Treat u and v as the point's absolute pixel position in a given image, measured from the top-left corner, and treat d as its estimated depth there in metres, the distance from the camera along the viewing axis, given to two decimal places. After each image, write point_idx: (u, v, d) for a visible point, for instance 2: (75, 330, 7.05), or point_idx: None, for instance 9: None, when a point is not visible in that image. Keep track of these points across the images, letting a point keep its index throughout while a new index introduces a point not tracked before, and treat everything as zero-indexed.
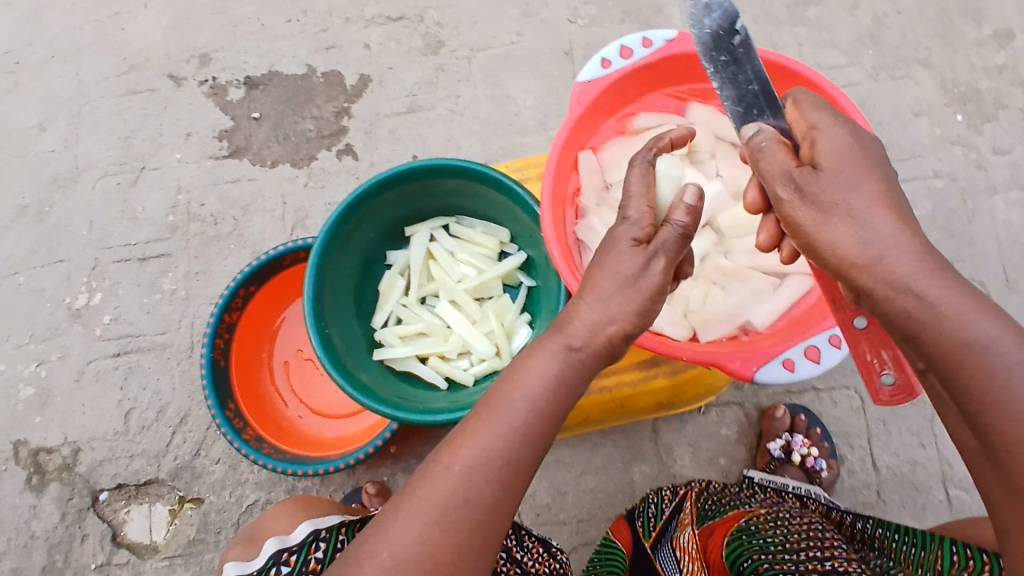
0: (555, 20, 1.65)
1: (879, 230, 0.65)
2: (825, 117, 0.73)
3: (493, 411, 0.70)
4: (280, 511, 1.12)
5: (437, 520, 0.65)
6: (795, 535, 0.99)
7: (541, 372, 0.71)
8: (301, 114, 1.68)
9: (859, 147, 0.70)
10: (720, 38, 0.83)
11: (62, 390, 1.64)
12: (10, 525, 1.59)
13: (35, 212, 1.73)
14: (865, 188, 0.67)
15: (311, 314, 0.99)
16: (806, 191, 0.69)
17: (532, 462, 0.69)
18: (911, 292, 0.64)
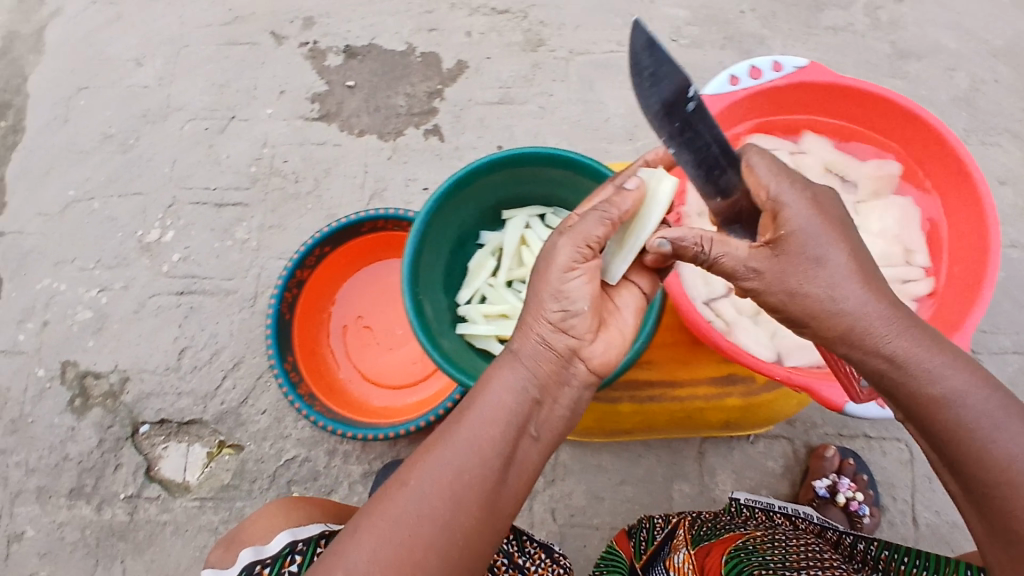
0: (658, 36, 1.69)
1: (847, 303, 0.69)
2: (786, 186, 0.73)
3: (452, 425, 0.73)
4: (262, 514, 1.05)
5: (388, 538, 0.67)
6: (793, 556, 0.97)
7: (512, 386, 0.74)
8: (394, 89, 1.71)
9: (818, 213, 0.71)
10: (675, 106, 0.77)
11: (120, 318, 1.67)
12: (48, 442, 1.62)
13: (120, 143, 1.77)
14: (824, 264, 0.69)
15: (407, 277, 1.01)
16: (768, 275, 0.72)
17: (492, 479, 0.71)
18: (883, 355, 0.69)
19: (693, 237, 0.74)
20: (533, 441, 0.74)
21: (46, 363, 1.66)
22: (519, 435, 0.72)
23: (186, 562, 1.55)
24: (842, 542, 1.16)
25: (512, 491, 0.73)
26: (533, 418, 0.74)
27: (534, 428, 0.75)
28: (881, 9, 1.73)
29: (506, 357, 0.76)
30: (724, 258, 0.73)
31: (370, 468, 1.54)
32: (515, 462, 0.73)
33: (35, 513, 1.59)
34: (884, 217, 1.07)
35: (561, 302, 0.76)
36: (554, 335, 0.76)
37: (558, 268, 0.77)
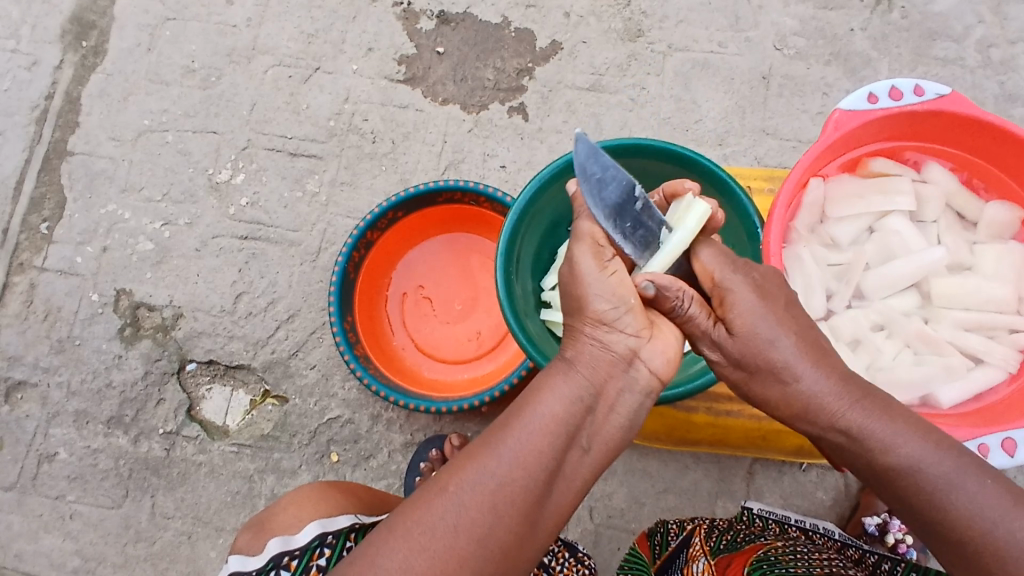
0: (761, 42, 1.66)
1: (803, 386, 0.74)
2: (729, 274, 0.80)
3: (496, 432, 0.70)
4: (289, 503, 0.99)
5: (424, 546, 0.65)
6: (818, 569, 0.92)
7: (564, 394, 0.73)
8: (484, 61, 1.68)
9: (761, 298, 0.77)
10: (621, 207, 0.83)
11: (181, 254, 1.66)
12: (93, 366, 1.62)
13: (202, 78, 1.75)
14: (773, 347, 0.75)
15: (502, 254, 1.03)
16: (728, 350, 0.77)
17: (537, 492, 0.68)
18: (837, 429, 0.73)
19: (677, 288, 0.77)
20: (582, 453, 0.72)
21: (100, 288, 1.65)
22: (568, 448, 0.71)
23: (216, 506, 1.54)
24: (865, 560, 1.12)
25: (555, 505, 0.71)
26: (584, 430, 0.72)
27: (584, 442, 0.73)
28: (994, 46, 1.66)
29: (558, 365, 0.76)
30: (694, 322, 0.78)
31: (411, 439, 1.53)
32: (562, 476, 0.71)
33: (71, 436, 1.60)
34: (1002, 259, 1.02)
35: (610, 304, 0.76)
36: (610, 340, 0.76)
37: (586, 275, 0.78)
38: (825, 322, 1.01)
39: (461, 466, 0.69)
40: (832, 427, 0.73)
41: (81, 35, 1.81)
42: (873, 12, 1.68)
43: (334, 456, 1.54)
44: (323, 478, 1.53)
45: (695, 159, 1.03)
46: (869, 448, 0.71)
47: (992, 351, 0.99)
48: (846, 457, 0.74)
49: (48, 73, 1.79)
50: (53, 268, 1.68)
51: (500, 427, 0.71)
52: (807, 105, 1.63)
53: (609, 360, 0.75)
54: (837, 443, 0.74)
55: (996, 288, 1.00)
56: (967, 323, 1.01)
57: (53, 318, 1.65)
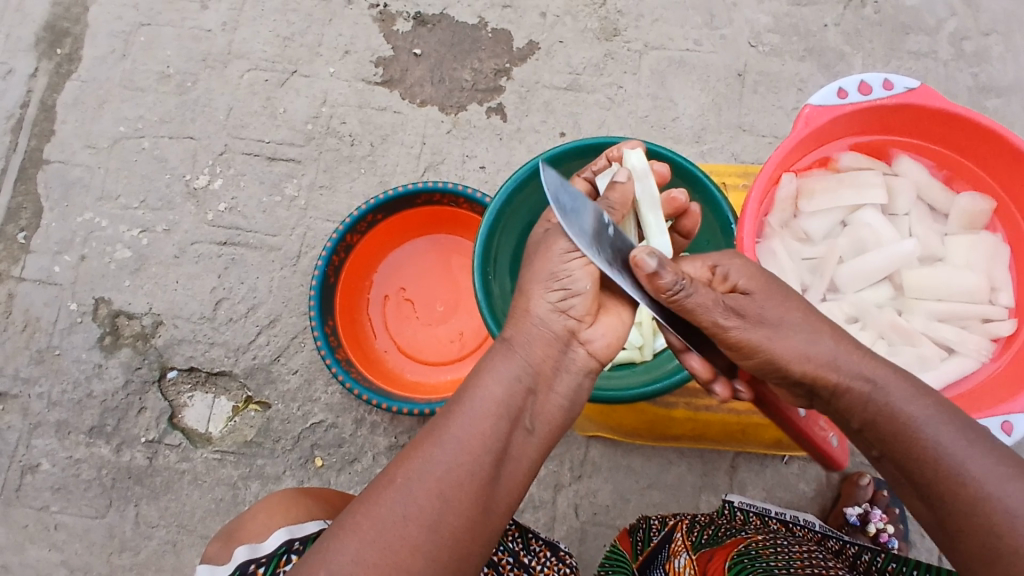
0: (736, 39, 1.68)
1: (826, 343, 0.73)
2: (724, 249, 0.80)
3: (439, 420, 0.71)
4: (261, 509, 0.97)
5: (373, 539, 0.64)
6: (798, 562, 0.93)
7: (504, 376, 0.74)
8: (461, 62, 1.68)
9: (758, 263, 0.79)
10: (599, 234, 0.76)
11: (159, 261, 1.65)
12: (73, 376, 1.60)
13: (177, 84, 1.74)
14: (788, 301, 0.76)
15: (480, 253, 1.04)
16: (750, 312, 0.75)
17: (485, 474, 0.69)
18: (861, 378, 0.72)
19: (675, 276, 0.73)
20: (527, 434, 0.74)
21: (79, 297, 1.64)
22: (511, 429, 0.72)
23: (201, 514, 1.53)
24: (846, 551, 1.13)
25: (504, 486, 0.71)
26: (526, 411, 0.74)
27: (527, 423, 0.74)
28: (966, 39, 1.68)
29: (499, 350, 0.78)
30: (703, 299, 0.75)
31: (396, 441, 1.53)
32: (509, 457, 0.72)
33: (53, 447, 1.58)
34: (973, 251, 1.04)
35: (565, 282, 0.78)
36: (555, 320, 0.79)
37: (554, 251, 0.79)
38: None
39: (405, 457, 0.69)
40: (857, 376, 0.72)
41: (55, 42, 1.79)
42: (846, 8, 1.70)
43: (318, 460, 1.53)
44: (308, 484, 1.52)
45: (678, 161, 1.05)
46: (892, 398, 0.70)
47: (965, 341, 1.01)
48: (870, 410, 0.71)
49: (22, 82, 1.77)
50: (31, 278, 1.66)
51: (440, 416, 0.72)
52: (782, 101, 1.64)
53: (551, 340, 0.78)
54: (860, 394, 0.71)
55: (969, 278, 1.02)
56: (941, 314, 1.03)
57: (32, 329, 1.63)
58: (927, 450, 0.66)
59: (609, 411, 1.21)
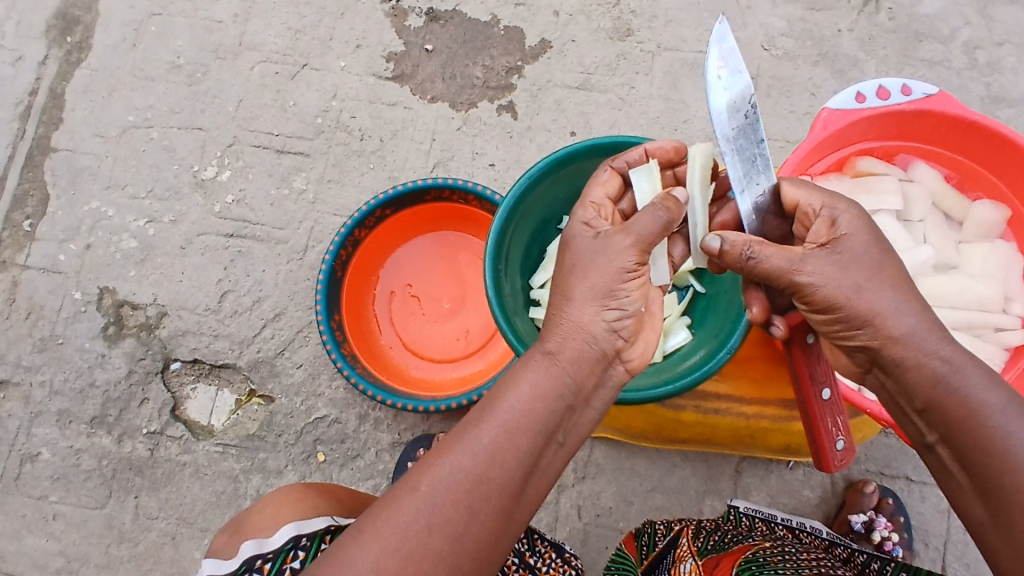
0: (749, 43, 1.67)
1: (906, 316, 0.72)
2: (838, 202, 0.80)
3: (472, 426, 0.70)
4: (270, 502, 0.97)
5: (396, 546, 0.64)
6: (807, 570, 0.92)
7: (541, 389, 0.73)
8: (473, 59, 1.68)
9: (872, 229, 0.78)
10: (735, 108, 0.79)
11: (165, 252, 1.64)
12: (75, 365, 1.59)
13: (188, 74, 1.73)
14: (882, 268, 0.75)
15: (491, 250, 1.02)
16: (828, 270, 0.75)
17: (513, 488, 0.68)
18: (938, 357, 0.71)
19: (740, 245, 0.77)
20: (558, 448, 0.73)
21: (83, 286, 1.63)
22: (545, 444, 0.71)
23: (201, 506, 1.52)
24: (854, 559, 1.12)
25: (529, 499, 0.71)
26: (562, 426, 0.73)
27: (560, 436, 0.73)
28: (980, 48, 1.68)
29: (540, 358, 0.75)
30: (776, 260, 0.76)
31: (399, 438, 1.52)
32: (538, 470, 0.71)
33: (54, 435, 1.57)
34: (987, 259, 1.03)
35: (620, 301, 0.78)
36: (604, 338, 0.77)
37: (613, 268, 0.78)
38: None
39: (435, 464, 0.67)
40: (932, 354, 0.71)
41: (65, 30, 1.78)
42: (860, 14, 1.69)
43: (321, 455, 1.52)
44: (310, 479, 1.51)
45: None
46: (966, 385, 0.69)
47: (978, 350, 1.00)
48: (939, 392, 0.70)
49: (32, 68, 1.77)
50: (36, 266, 1.65)
51: (473, 423, 0.70)
52: (795, 105, 1.63)
53: (595, 356, 0.77)
54: (933, 372, 0.71)
55: (983, 287, 1.01)
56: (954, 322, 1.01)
57: (35, 316, 1.63)
58: (989, 441, 0.66)
59: (618, 413, 1.21)
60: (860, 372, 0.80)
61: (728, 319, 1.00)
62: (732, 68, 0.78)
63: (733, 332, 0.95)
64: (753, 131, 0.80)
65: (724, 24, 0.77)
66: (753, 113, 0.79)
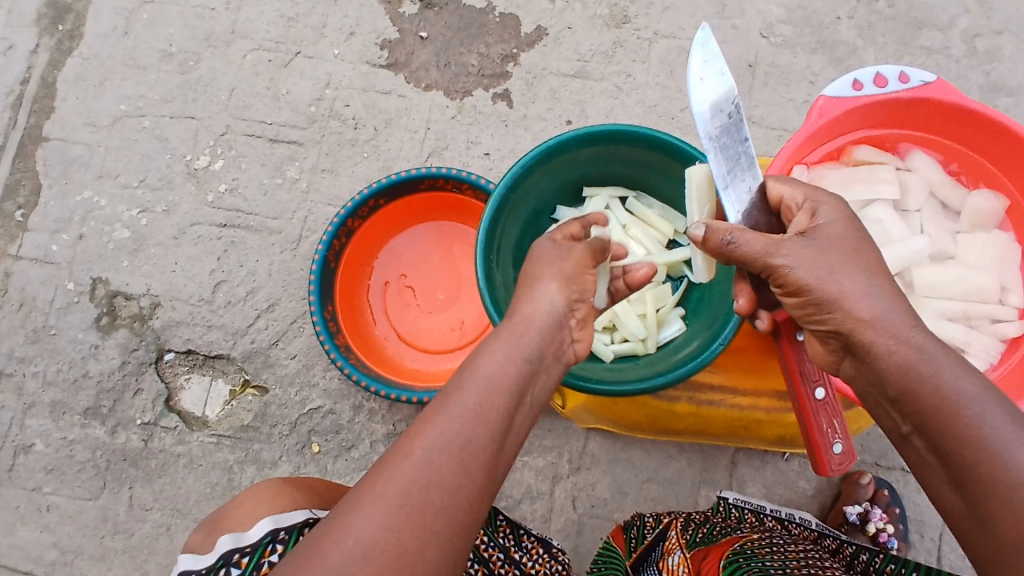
0: (747, 30, 1.65)
1: (876, 299, 0.72)
2: (817, 193, 0.80)
3: (451, 391, 0.70)
4: (248, 497, 0.96)
5: (398, 504, 0.61)
6: (794, 562, 0.91)
7: (509, 351, 0.75)
8: (468, 47, 1.66)
9: (851, 221, 0.78)
10: (716, 109, 0.77)
11: (158, 242, 1.63)
12: (68, 357, 1.59)
13: (180, 62, 1.72)
14: (856, 254, 0.76)
15: (483, 240, 1.00)
16: (804, 254, 0.75)
17: (497, 447, 0.68)
18: (911, 345, 0.70)
19: (721, 231, 0.78)
20: (527, 412, 0.74)
21: (76, 277, 1.62)
22: (518, 404, 0.72)
23: (195, 497, 1.52)
24: (842, 551, 1.12)
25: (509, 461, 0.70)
26: (530, 389, 0.75)
27: (530, 398, 0.75)
28: (979, 36, 1.66)
29: (503, 330, 0.78)
30: (754, 244, 0.77)
31: (393, 429, 1.51)
32: (513, 431, 0.71)
33: (47, 427, 1.57)
34: (984, 250, 1.02)
35: (578, 289, 0.85)
36: (563, 318, 0.83)
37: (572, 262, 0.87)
38: None
39: (424, 427, 0.66)
40: (905, 341, 0.70)
41: (57, 18, 1.76)
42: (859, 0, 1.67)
43: (315, 446, 1.52)
44: (304, 470, 1.51)
45: (676, 144, 1.01)
46: (937, 372, 0.68)
47: (973, 342, 0.99)
48: (911, 378, 0.69)
49: (23, 57, 1.75)
50: (28, 257, 1.64)
51: (455, 386, 0.70)
52: (793, 94, 1.62)
53: (554, 328, 0.81)
54: (903, 360, 0.70)
55: (979, 278, 1.00)
56: (949, 314, 1.00)
57: (28, 308, 1.62)
58: (962, 429, 0.64)
59: (611, 404, 1.20)
60: (835, 361, 0.79)
61: (719, 312, 1.00)
62: (716, 71, 0.76)
63: (727, 323, 0.94)
64: (737, 132, 0.78)
65: (705, 27, 0.75)
66: (737, 113, 0.77)
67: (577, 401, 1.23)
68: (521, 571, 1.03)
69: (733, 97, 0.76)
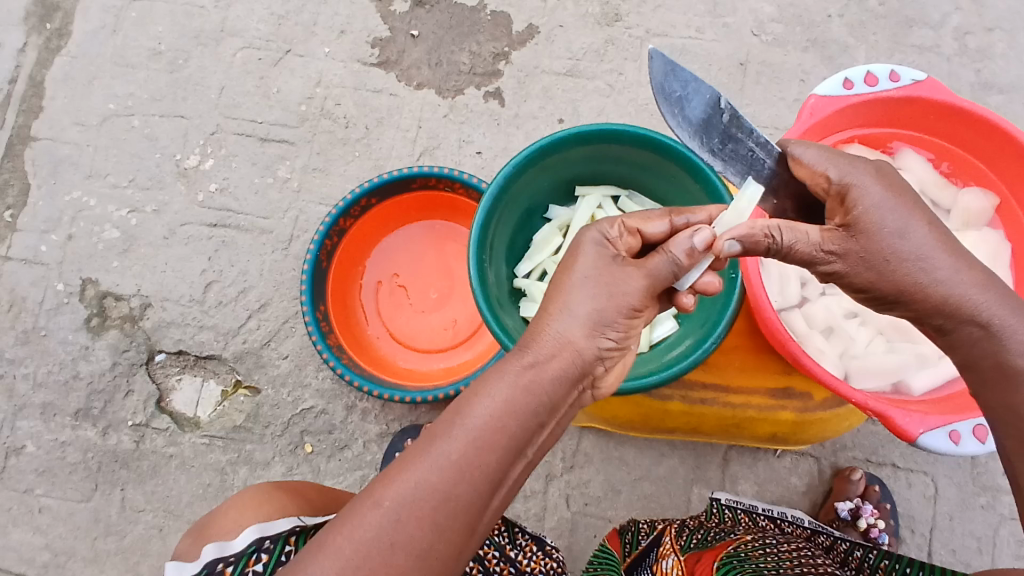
0: (739, 29, 1.65)
1: (938, 273, 0.70)
2: (848, 167, 0.73)
3: (438, 437, 0.66)
4: (234, 505, 0.96)
5: (357, 564, 0.60)
6: (788, 561, 0.92)
7: (510, 398, 0.68)
8: (459, 45, 1.65)
9: (893, 190, 0.72)
10: (708, 123, 0.75)
11: (148, 243, 1.62)
12: (58, 358, 1.58)
13: (169, 61, 1.70)
14: (907, 239, 0.70)
15: (475, 241, 1.00)
16: (849, 255, 0.72)
17: (479, 504, 0.65)
18: (977, 322, 0.70)
19: (761, 229, 0.72)
20: (525, 464, 0.69)
21: (66, 277, 1.61)
22: (514, 460, 0.67)
23: (188, 499, 1.51)
24: (837, 548, 1.13)
25: (494, 513, 0.67)
26: (531, 443, 0.69)
27: (531, 452, 0.70)
28: (969, 34, 1.66)
29: (519, 369, 0.70)
30: (799, 245, 0.72)
31: (386, 429, 1.51)
32: (505, 485, 0.67)
33: (38, 428, 1.56)
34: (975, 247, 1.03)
35: (616, 335, 0.75)
36: (590, 364, 0.74)
37: (621, 299, 0.75)
38: (799, 310, 1.02)
39: (397, 475, 0.64)
40: (970, 320, 0.71)
41: (45, 16, 1.74)
42: None
43: (308, 447, 1.51)
44: (297, 470, 1.50)
45: (667, 143, 1.01)
46: (1005, 348, 0.70)
47: None
48: (975, 353, 0.72)
49: (10, 56, 1.73)
50: (18, 257, 1.63)
51: (436, 433, 0.66)
52: (784, 92, 1.62)
53: (575, 377, 0.73)
54: (972, 335, 0.71)
55: None
56: None
57: (17, 309, 1.60)
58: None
59: (603, 403, 1.19)
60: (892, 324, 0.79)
61: (711, 316, 0.98)
62: (692, 88, 0.73)
63: (719, 323, 0.93)
64: (738, 128, 0.76)
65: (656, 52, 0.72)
66: (729, 111, 0.75)
67: None
68: (517, 570, 1.03)
69: (717, 98, 0.74)
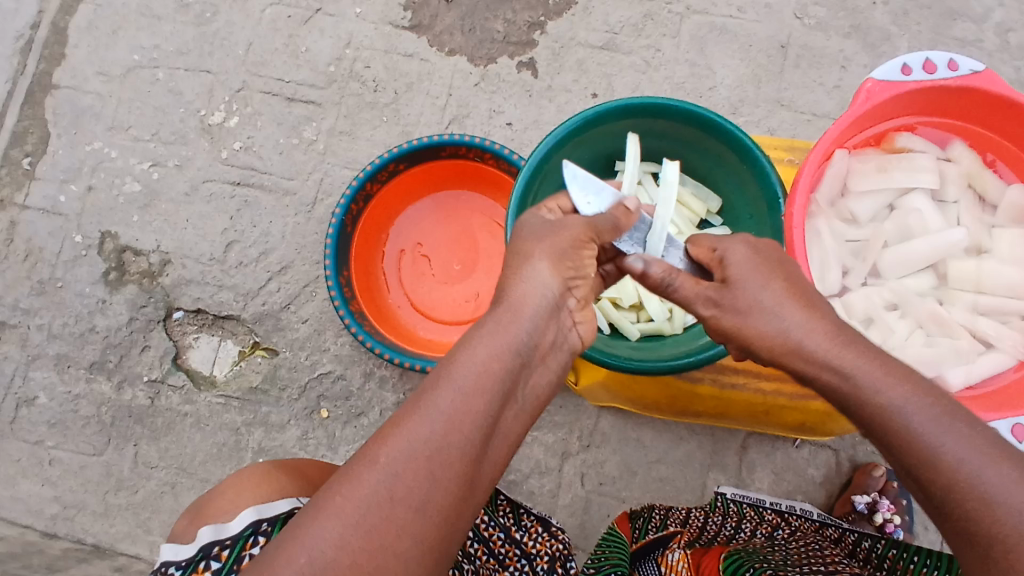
0: (781, 10, 1.61)
1: (786, 326, 0.70)
2: (724, 240, 0.80)
3: (426, 393, 0.61)
4: (228, 485, 0.93)
5: (358, 520, 0.56)
6: (794, 555, 0.96)
7: (491, 344, 0.66)
8: (494, 12, 1.61)
9: (761, 256, 0.76)
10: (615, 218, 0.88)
11: (169, 199, 1.60)
12: (75, 310, 1.56)
13: (196, 14, 1.67)
14: (761, 294, 0.73)
15: (514, 212, 0.98)
16: (723, 304, 0.75)
17: (476, 451, 0.61)
18: (826, 371, 0.67)
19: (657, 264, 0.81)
20: (515, 409, 0.67)
21: (84, 230, 1.59)
22: (504, 404, 0.64)
23: (202, 457, 1.51)
24: (844, 539, 1.12)
25: (492, 460, 0.64)
26: (519, 385, 0.67)
27: (518, 394, 0.67)
28: (1013, 30, 1.62)
29: (495, 316, 0.69)
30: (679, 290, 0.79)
31: (404, 398, 1.50)
32: (498, 431, 0.64)
33: (52, 380, 1.55)
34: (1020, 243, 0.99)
35: (576, 264, 0.76)
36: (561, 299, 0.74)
37: (567, 235, 0.77)
38: (838, 299, 1.00)
39: (389, 429, 0.60)
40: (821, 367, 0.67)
41: None
42: None
43: (324, 412, 1.51)
44: (313, 434, 1.50)
45: (716, 120, 0.98)
46: None
47: (1003, 338, 0.97)
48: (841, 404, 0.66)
49: (34, 1, 1.69)
50: (35, 207, 1.61)
51: (422, 387, 0.63)
52: (823, 78, 1.59)
53: (553, 313, 0.73)
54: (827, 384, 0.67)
55: (1009, 272, 0.98)
56: (983, 308, 0.99)
57: (34, 259, 1.59)
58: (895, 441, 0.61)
59: (630, 383, 1.18)
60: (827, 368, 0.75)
61: None
62: (597, 191, 0.88)
63: None
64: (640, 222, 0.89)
65: (567, 164, 0.88)
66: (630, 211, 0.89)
67: (597, 376, 1.20)
68: (523, 553, 1.04)
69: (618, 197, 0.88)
